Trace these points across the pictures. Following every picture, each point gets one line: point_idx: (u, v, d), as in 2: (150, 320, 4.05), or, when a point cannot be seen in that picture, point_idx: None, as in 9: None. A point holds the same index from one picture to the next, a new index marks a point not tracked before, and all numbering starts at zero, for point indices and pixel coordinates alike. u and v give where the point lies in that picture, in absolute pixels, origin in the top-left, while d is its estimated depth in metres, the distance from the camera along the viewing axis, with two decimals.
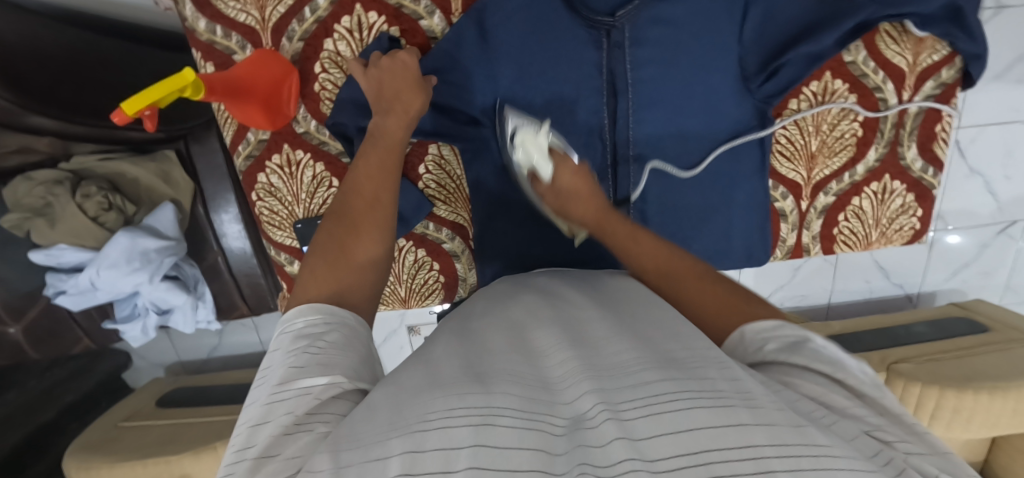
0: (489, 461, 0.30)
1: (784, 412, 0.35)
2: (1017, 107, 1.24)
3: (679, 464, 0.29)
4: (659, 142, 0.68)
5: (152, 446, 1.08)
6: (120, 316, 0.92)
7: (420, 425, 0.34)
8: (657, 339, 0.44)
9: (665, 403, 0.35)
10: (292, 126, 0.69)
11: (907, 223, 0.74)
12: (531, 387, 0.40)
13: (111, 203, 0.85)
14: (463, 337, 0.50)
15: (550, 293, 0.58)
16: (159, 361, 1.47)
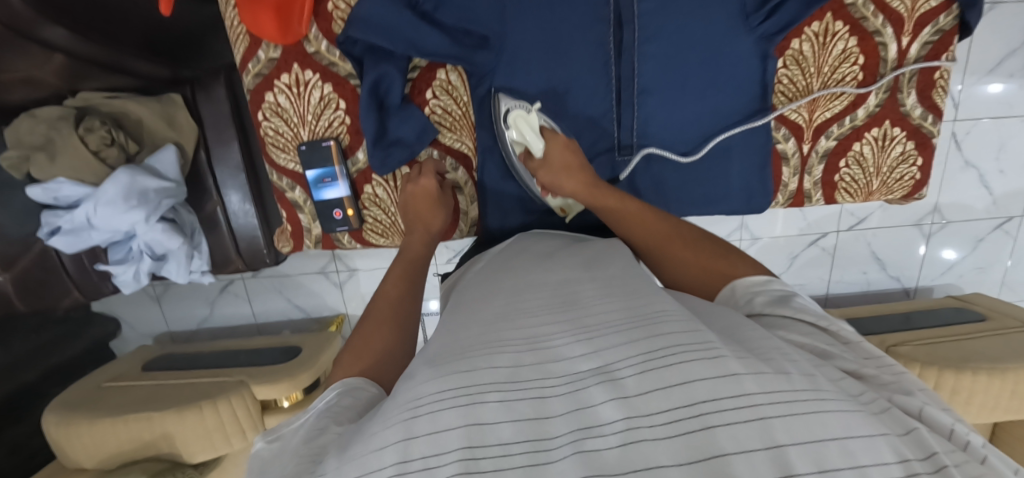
0: (481, 440, 0.29)
1: (772, 361, 0.33)
2: (1011, 102, 1.27)
3: (672, 418, 0.29)
4: (664, 78, 0.62)
5: (135, 404, 1.05)
6: (114, 259, 0.92)
7: (411, 412, 0.33)
8: (640, 298, 0.44)
9: (657, 356, 0.33)
10: (303, 45, 0.60)
11: (907, 173, 0.68)
12: (521, 352, 0.38)
13: (114, 140, 0.85)
14: (454, 313, 0.51)
15: (543, 257, 0.58)
16: (147, 332, 1.43)
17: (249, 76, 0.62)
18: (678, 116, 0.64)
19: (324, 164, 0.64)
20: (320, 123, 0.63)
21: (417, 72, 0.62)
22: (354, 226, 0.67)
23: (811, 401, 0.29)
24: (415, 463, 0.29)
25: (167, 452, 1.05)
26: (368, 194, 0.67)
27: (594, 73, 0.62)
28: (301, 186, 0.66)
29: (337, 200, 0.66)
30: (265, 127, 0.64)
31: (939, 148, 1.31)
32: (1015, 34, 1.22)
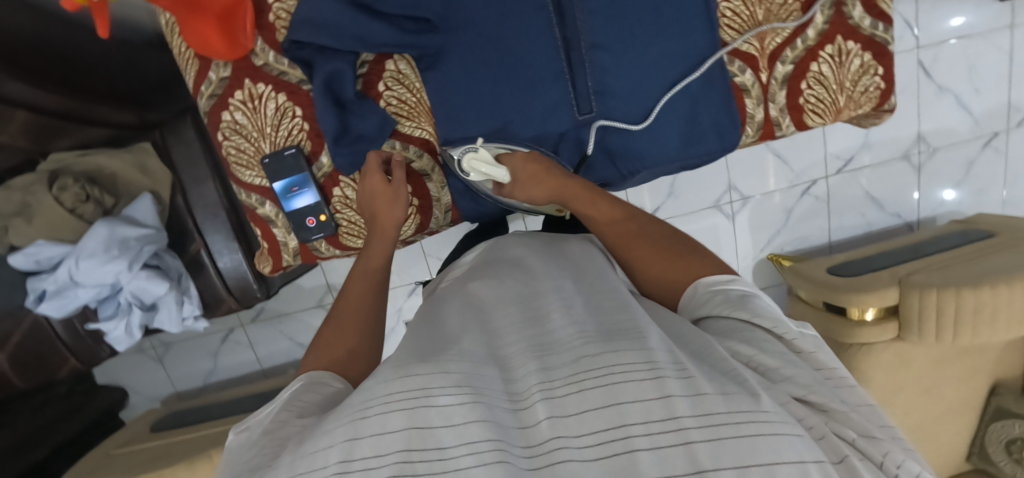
0: (422, 444, 0.30)
1: (721, 381, 0.32)
2: (971, 21, 1.28)
3: (595, 433, 0.30)
4: (612, 28, 0.61)
5: (146, 464, 1.02)
6: (104, 316, 0.91)
7: (360, 414, 0.33)
8: (612, 312, 0.43)
9: (601, 368, 0.33)
10: (251, 59, 0.61)
11: (871, 83, 0.68)
12: (477, 363, 0.38)
13: (89, 195, 0.86)
14: (422, 322, 0.51)
15: (510, 267, 0.57)
16: (155, 396, 1.41)
17: (204, 98, 0.63)
18: (632, 68, 0.63)
19: (290, 174, 0.64)
20: (280, 134, 0.63)
21: (366, 66, 0.62)
22: (330, 231, 0.67)
23: (740, 422, 0.28)
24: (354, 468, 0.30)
25: None
26: (339, 197, 0.66)
27: (540, 36, 0.60)
28: (273, 201, 0.65)
29: (308, 208, 0.65)
30: (226, 147, 0.64)
31: (909, 78, 1.31)
32: None
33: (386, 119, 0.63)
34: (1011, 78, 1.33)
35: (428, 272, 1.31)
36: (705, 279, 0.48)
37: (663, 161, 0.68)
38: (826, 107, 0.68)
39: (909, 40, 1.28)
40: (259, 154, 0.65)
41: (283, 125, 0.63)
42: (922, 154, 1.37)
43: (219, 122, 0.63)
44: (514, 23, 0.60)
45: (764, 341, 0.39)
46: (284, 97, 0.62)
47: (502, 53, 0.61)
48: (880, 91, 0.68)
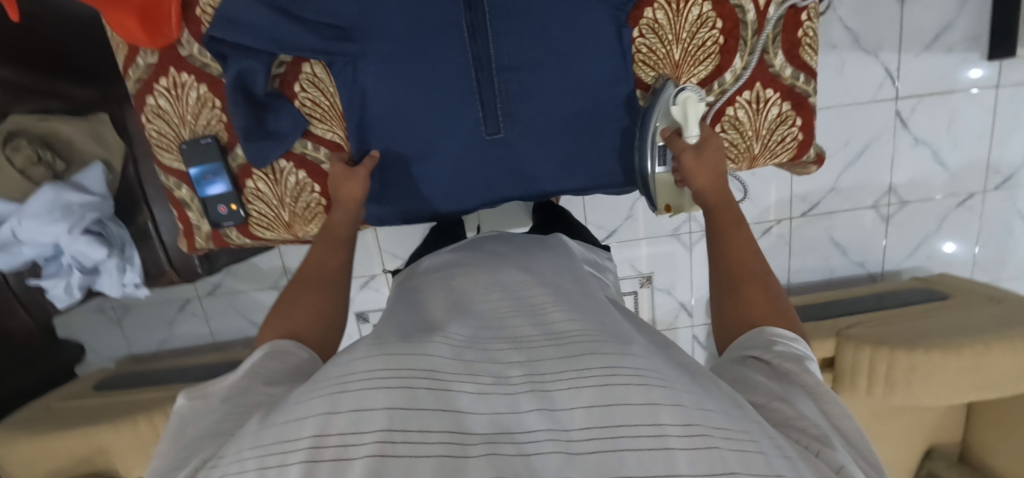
0: (406, 423, 0.27)
1: (701, 394, 0.32)
2: (952, 77, 1.26)
3: (596, 435, 0.27)
4: (523, 54, 0.63)
5: (77, 419, 1.06)
6: (46, 274, 0.95)
7: (341, 385, 0.30)
8: (597, 316, 0.42)
9: (593, 372, 0.31)
10: (175, 48, 0.63)
11: (788, 132, 0.71)
12: (464, 349, 0.36)
13: (41, 158, 0.90)
14: (402, 306, 0.50)
15: (499, 261, 0.57)
16: (110, 355, 1.46)
17: (130, 81, 0.66)
18: (541, 94, 0.65)
19: (205, 162, 0.67)
20: (199, 123, 0.66)
21: (282, 67, 0.64)
22: (240, 220, 0.70)
23: (721, 444, 0.27)
24: (329, 449, 0.26)
25: (105, 468, 1.05)
26: (251, 188, 0.69)
27: (450, 55, 0.62)
28: (187, 185, 0.68)
29: (219, 195, 0.68)
30: (150, 129, 0.68)
31: (883, 127, 1.29)
32: (945, 7, 1.22)
33: (299, 118, 0.66)
34: (992, 137, 1.30)
35: (382, 267, 1.34)
36: (771, 327, 0.47)
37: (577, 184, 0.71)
38: (739, 153, 0.72)
39: (888, 88, 1.26)
40: (179, 138, 0.67)
41: (201, 115, 0.66)
42: (892, 205, 1.35)
43: (143, 104, 0.66)
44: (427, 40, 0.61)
45: (781, 388, 0.39)
46: (203, 88, 0.65)
47: (411, 68, 0.62)
48: (796, 140, 0.71)
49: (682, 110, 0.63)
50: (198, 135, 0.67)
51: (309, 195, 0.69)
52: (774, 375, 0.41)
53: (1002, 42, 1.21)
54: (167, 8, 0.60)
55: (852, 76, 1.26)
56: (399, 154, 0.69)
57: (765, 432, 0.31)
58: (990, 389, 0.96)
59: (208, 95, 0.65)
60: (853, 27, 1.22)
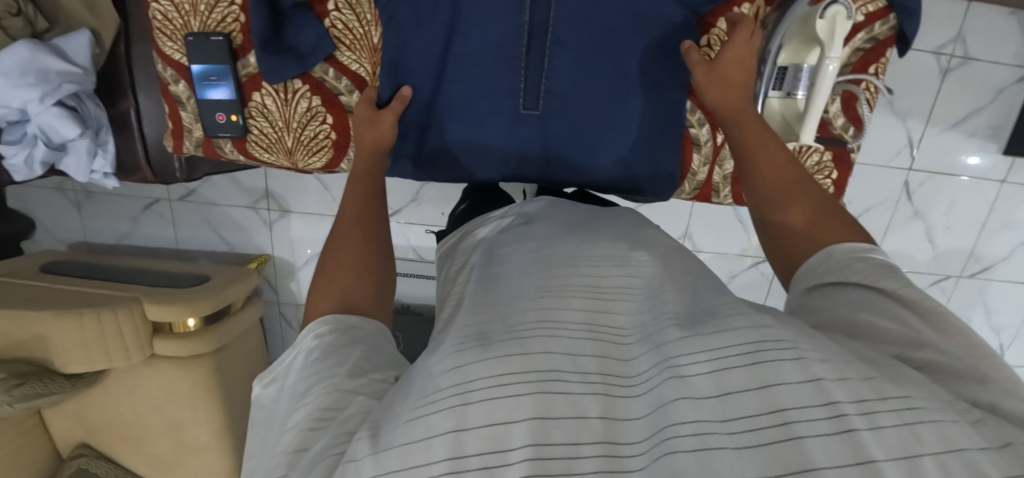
0: (547, 438, 0.27)
1: (853, 362, 0.30)
2: (966, 162, 1.28)
3: (754, 426, 0.26)
4: (582, 28, 0.59)
5: (18, 300, 1.00)
6: (6, 140, 0.86)
7: (461, 394, 0.30)
8: (707, 301, 0.39)
9: (730, 355, 0.30)
10: None
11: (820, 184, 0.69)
12: (579, 340, 0.34)
13: (21, 10, 0.79)
14: (486, 283, 0.45)
15: (592, 218, 0.54)
16: (63, 238, 1.37)
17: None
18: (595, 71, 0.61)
19: (210, 60, 0.60)
20: (212, 16, 0.59)
21: None
22: (237, 134, 0.64)
23: (905, 413, 0.26)
24: (473, 460, 0.27)
25: (41, 358, 1.00)
26: (257, 103, 0.63)
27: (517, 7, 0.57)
28: (185, 83, 0.62)
29: (220, 102, 0.62)
30: (155, 8, 0.59)
31: (889, 195, 1.31)
32: (982, 93, 1.22)
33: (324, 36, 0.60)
34: (982, 229, 1.35)
35: None
36: (839, 245, 0.44)
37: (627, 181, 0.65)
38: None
39: (905, 157, 1.28)
40: (184, 27, 0.60)
41: (217, 7, 0.59)
42: None
43: None
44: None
45: (893, 325, 0.36)
46: None
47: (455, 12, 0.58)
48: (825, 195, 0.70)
49: (828, 27, 0.56)
50: (208, 28, 0.60)
51: (317, 125, 0.64)
52: (880, 311, 0.38)
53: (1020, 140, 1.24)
54: None
55: (877, 136, 1.26)
56: (429, 101, 0.62)
57: (937, 393, 0.29)
58: None
59: None
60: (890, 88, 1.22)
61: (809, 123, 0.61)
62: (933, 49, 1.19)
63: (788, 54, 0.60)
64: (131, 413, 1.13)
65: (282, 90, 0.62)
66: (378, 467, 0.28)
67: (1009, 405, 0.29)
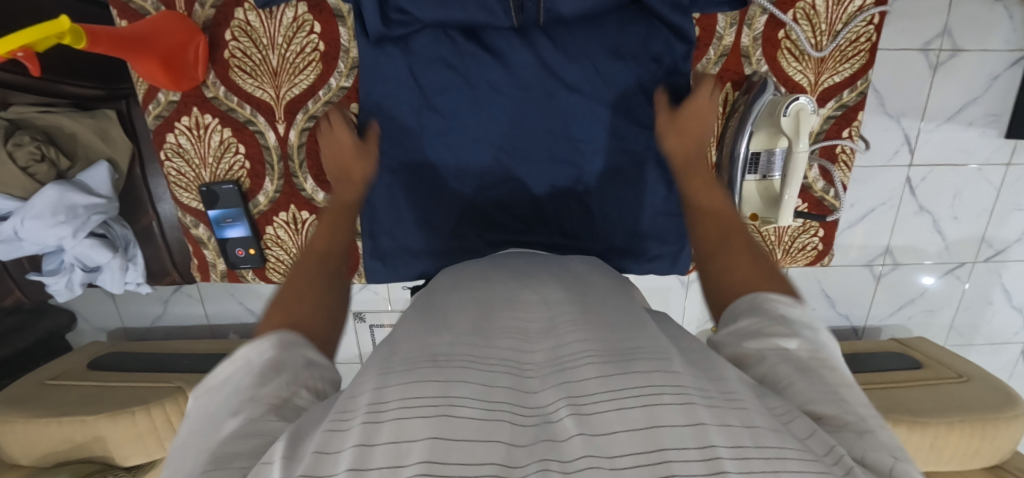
0: (444, 453, 0.31)
1: (742, 411, 0.36)
2: (967, 150, 1.27)
3: (636, 461, 0.30)
4: (539, 175, 0.75)
5: (73, 406, 1.08)
6: (47, 269, 0.94)
7: (373, 414, 0.36)
8: (622, 328, 0.49)
9: (625, 395, 0.36)
10: (201, 91, 0.74)
11: (807, 242, 0.85)
12: (494, 372, 0.41)
13: (44, 155, 0.85)
14: (428, 316, 0.54)
15: (533, 271, 0.65)
16: (102, 327, 1.48)
17: (151, 117, 0.75)
18: (577, 170, 0.75)
19: (226, 207, 0.79)
20: (220, 166, 0.78)
21: (313, 122, 0.76)
22: (256, 263, 0.83)
23: (774, 462, 0.30)
24: (372, 471, 0.30)
25: (99, 455, 1.09)
26: (270, 236, 0.82)
27: (519, 121, 0.73)
28: (203, 223, 0.80)
29: (236, 237, 0.81)
30: (170, 167, 0.78)
31: (893, 192, 1.31)
32: (976, 83, 1.21)
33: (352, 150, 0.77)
34: (992, 215, 1.34)
35: None
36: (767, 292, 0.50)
37: (574, 221, 0.77)
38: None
39: (904, 155, 1.27)
40: (198, 178, 0.78)
41: (225, 159, 0.77)
42: (886, 266, 1.40)
43: (164, 142, 0.76)
44: (466, 151, 0.74)
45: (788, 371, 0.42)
46: (229, 131, 0.76)
47: (448, 160, 0.75)
48: (812, 248, 0.86)
49: (794, 121, 0.69)
50: (218, 175, 0.78)
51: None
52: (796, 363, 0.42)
53: (1021, 124, 1.23)
54: (196, 55, 0.70)
55: (871, 139, 1.26)
56: (427, 210, 0.76)
57: (815, 449, 0.33)
58: (940, 462, 1.06)
59: (232, 139, 0.77)
60: (880, 90, 1.22)
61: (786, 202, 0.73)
62: (920, 47, 1.18)
63: (761, 142, 0.74)
64: None
65: (291, 221, 0.81)
66: (288, 471, 0.32)
67: (880, 459, 0.33)
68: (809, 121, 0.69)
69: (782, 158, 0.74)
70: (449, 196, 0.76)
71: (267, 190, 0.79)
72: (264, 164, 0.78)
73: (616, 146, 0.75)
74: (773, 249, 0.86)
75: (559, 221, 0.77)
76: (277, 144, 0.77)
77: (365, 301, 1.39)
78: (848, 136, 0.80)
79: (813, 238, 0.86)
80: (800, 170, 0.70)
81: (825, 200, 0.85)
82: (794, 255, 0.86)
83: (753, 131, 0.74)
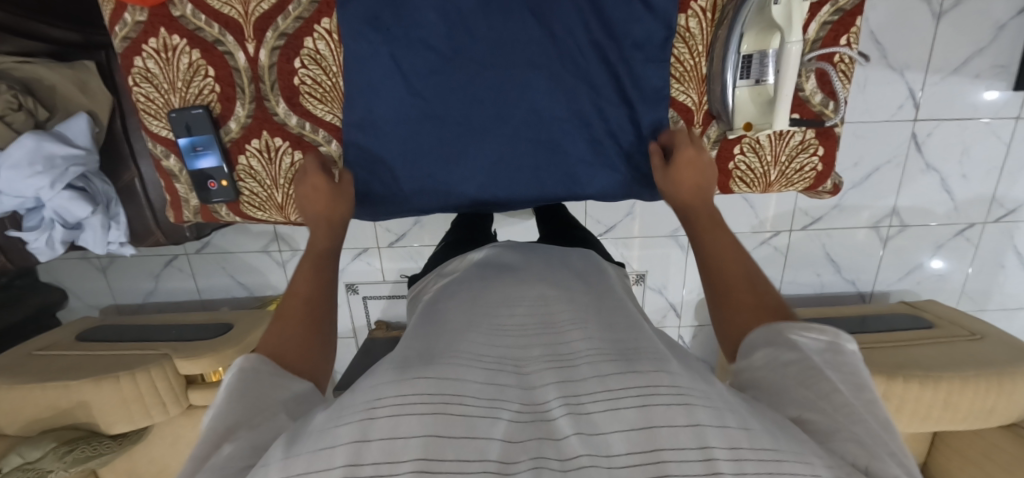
0: (441, 454, 0.28)
1: (734, 411, 0.33)
2: (974, 104, 1.23)
3: (632, 462, 0.28)
4: (520, 118, 0.76)
5: (59, 372, 1.06)
6: (27, 226, 0.92)
7: (368, 412, 0.32)
8: (619, 327, 0.47)
9: (621, 398, 0.34)
10: (168, 9, 0.72)
11: (805, 162, 0.82)
12: (487, 369, 0.39)
13: (22, 105, 0.84)
14: (428, 318, 0.52)
15: (532, 265, 0.59)
16: (94, 303, 1.46)
17: (118, 39, 0.73)
18: (560, 108, 0.75)
19: (197, 135, 0.78)
20: (190, 91, 0.76)
21: (283, 40, 0.74)
22: (228, 197, 0.83)
23: (769, 461, 0.28)
24: (366, 469, 0.27)
25: (85, 423, 1.07)
26: (244, 166, 0.82)
27: (509, 70, 0.74)
28: (174, 152, 0.80)
29: (209, 169, 0.80)
30: (138, 92, 0.77)
31: (899, 148, 1.27)
32: (981, 32, 1.17)
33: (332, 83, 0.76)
34: (1002, 173, 1.29)
35: (375, 241, 1.32)
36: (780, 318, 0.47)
37: (556, 161, 0.78)
38: (754, 177, 0.83)
39: (908, 109, 1.23)
40: (166, 103, 0.77)
41: (195, 83, 0.76)
42: (893, 228, 1.35)
43: (132, 65, 0.74)
44: (449, 91, 0.74)
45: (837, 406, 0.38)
46: (197, 54, 0.74)
47: (433, 114, 0.75)
48: (810, 169, 0.82)
49: (785, 10, 0.67)
50: (189, 100, 0.77)
51: None
52: None
53: None
54: None
55: (874, 94, 1.22)
56: (415, 158, 0.78)
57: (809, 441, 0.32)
58: (955, 422, 1.02)
59: (201, 62, 0.75)
60: (882, 42, 1.18)
61: (780, 105, 0.71)
62: None
63: (751, 43, 0.71)
64: (179, 460, 1.20)
65: (267, 148, 0.80)
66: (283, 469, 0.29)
67: None
68: (800, 10, 0.67)
69: (774, 59, 0.71)
70: (431, 137, 0.76)
71: (239, 116, 0.78)
72: (235, 87, 0.76)
73: (596, 74, 0.75)
74: (767, 170, 0.83)
75: (544, 168, 0.79)
76: (248, 64, 0.75)
77: (357, 274, 1.37)
78: (847, 43, 0.75)
79: (812, 158, 0.82)
80: (792, 65, 0.69)
81: (825, 116, 0.80)
82: (791, 177, 0.83)
83: (743, 32, 0.70)
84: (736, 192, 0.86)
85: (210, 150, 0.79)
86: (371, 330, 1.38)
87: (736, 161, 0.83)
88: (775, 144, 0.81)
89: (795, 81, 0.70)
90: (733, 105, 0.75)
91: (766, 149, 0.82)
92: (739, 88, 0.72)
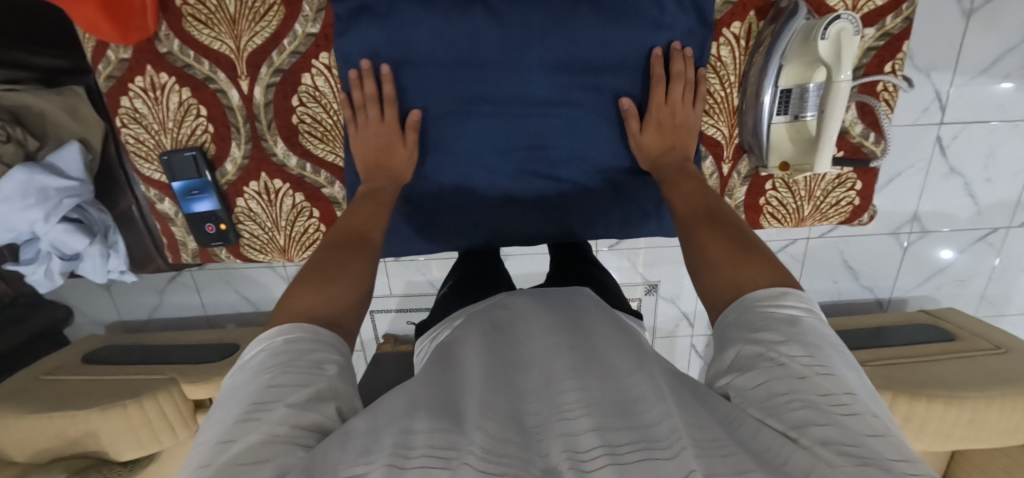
0: None
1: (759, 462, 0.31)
2: (1003, 105, 1.17)
3: None
4: (524, 153, 0.76)
5: (66, 399, 1.05)
6: (24, 258, 0.89)
7: (397, 456, 0.32)
8: (620, 371, 0.42)
9: (624, 452, 0.33)
10: (154, 44, 0.71)
11: (841, 197, 0.83)
12: (504, 424, 0.37)
13: (11, 136, 0.81)
14: (443, 358, 0.49)
15: (533, 310, 0.54)
16: (99, 320, 1.45)
17: (103, 78, 0.73)
18: (559, 142, 0.75)
19: (189, 178, 0.78)
20: (182, 131, 0.76)
21: (280, 76, 0.73)
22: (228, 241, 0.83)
23: None
24: None
25: (95, 450, 1.06)
26: (242, 208, 0.82)
27: (513, 101, 0.73)
28: (167, 195, 0.80)
29: (205, 211, 0.80)
30: (127, 133, 0.76)
31: (922, 154, 1.22)
32: (1013, 31, 1.11)
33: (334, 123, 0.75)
34: None
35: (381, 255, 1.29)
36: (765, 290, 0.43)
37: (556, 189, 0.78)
38: (788, 212, 0.86)
39: (934, 112, 1.18)
40: (158, 145, 0.76)
41: (185, 123, 0.75)
42: (913, 234, 1.31)
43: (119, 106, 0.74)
44: (459, 126, 0.74)
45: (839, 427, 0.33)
46: (187, 92, 0.74)
47: (440, 148, 0.75)
48: (847, 204, 0.84)
49: (832, 45, 0.66)
50: (181, 140, 0.77)
51: (305, 219, 0.82)
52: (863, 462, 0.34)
53: None
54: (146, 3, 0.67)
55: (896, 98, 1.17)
56: (423, 192, 0.78)
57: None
58: (977, 441, 0.99)
59: (191, 101, 0.74)
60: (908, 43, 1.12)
61: (822, 142, 0.71)
62: None
63: (791, 77, 0.71)
64: None
65: (266, 189, 0.80)
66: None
67: None
68: (850, 44, 0.66)
69: (815, 94, 0.71)
70: (440, 172, 0.76)
71: (234, 157, 0.78)
72: (229, 126, 0.76)
73: (598, 106, 0.74)
74: (801, 205, 0.85)
75: (558, 203, 0.79)
76: (242, 103, 0.74)
77: None
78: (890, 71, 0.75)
79: (848, 192, 0.84)
80: (838, 103, 0.68)
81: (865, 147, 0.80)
82: (826, 211, 0.85)
83: (783, 65, 0.71)
84: (768, 226, 0.88)
85: (207, 193, 0.79)
86: (379, 344, 1.36)
87: (769, 196, 0.85)
88: (811, 181, 0.83)
89: (840, 122, 0.68)
90: (768, 138, 0.76)
91: (800, 184, 0.84)
92: (777, 123, 0.73)
